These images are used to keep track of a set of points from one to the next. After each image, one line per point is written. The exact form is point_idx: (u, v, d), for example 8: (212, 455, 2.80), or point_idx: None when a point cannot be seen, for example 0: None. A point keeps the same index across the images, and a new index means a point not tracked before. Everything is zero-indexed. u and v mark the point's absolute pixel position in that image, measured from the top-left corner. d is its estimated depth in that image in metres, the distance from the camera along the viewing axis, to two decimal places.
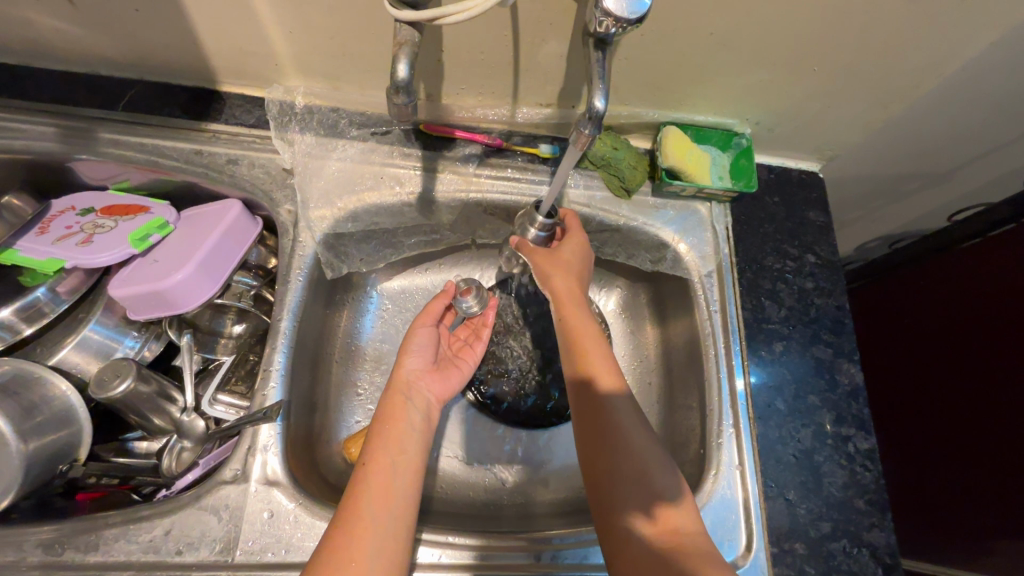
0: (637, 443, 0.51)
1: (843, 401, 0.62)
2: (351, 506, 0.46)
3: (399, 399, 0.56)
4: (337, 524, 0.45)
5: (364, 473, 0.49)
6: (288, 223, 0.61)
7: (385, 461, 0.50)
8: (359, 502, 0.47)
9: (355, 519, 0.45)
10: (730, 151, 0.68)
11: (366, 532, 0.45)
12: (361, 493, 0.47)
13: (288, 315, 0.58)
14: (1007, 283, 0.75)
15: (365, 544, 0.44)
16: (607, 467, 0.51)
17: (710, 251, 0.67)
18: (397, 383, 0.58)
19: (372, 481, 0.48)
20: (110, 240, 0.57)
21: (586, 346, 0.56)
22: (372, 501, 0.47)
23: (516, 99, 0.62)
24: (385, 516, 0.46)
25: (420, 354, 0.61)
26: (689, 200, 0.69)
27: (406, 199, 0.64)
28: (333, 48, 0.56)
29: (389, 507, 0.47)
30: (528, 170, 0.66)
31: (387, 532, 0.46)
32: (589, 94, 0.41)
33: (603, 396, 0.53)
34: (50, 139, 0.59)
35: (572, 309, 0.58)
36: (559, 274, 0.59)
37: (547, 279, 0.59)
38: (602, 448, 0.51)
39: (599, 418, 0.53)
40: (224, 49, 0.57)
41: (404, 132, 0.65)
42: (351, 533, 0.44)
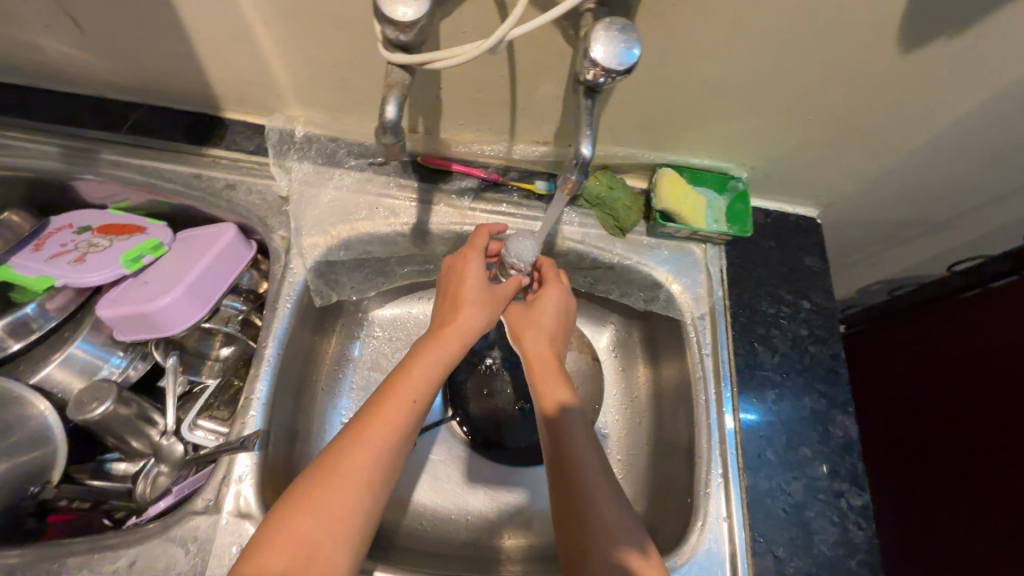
0: (613, 515, 0.49)
1: (836, 454, 0.60)
2: (370, 427, 0.45)
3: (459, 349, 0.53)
4: (351, 437, 0.45)
5: (392, 395, 0.47)
6: (280, 249, 0.61)
7: (422, 398, 0.49)
8: (379, 424, 0.46)
9: (372, 442, 0.45)
10: (726, 195, 0.68)
11: (380, 464, 0.45)
12: (385, 413, 0.46)
13: (273, 341, 0.58)
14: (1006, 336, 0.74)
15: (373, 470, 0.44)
16: (577, 510, 0.49)
17: (704, 294, 0.67)
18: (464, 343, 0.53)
19: (397, 407, 0.47)
20: (102, 260, 0.57)
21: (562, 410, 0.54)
22: (394, 429, 0.46)
23: (513, 136, 0.63)
24: (399, 447, 0.46)
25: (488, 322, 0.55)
26: (684, 241, 0.69)
27: (400, 229, 0.64)
28: (334, 82, 0.57)
29: (406, 439, 0.47)
30: (523, 207, 0.66)
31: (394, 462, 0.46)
32: (577, 142, 0.42)
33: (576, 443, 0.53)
34: (53, 158, 0.60)
35: (543, 372, 0.56)
36: (530, 335, 0.59)
37: (519, 338, 0.59)
38: (573, 517, 0.49)
39: (568, 463, 0.52)
40: (227, 77, 0.58)
41: (402, 163, 0.65)
42: (365, 452, 0.44)
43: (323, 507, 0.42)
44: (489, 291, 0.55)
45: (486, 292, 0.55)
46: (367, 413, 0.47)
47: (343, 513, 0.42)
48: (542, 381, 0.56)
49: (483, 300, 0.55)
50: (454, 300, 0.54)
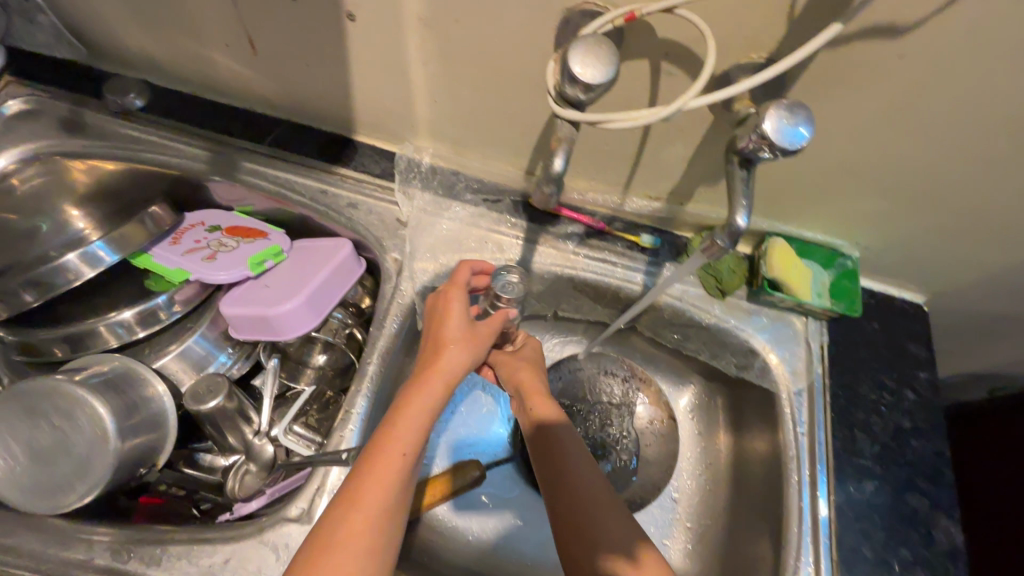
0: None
1: (938, 560, 0.56)
2: (364, 489, 0.43)
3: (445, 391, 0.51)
4: (346, 498, 0.43)
5: (383, 452, 0.45)
6: (392, 270, 0.64)
7: (409, 451, 0.46)
8: (373, 479, 0.44)
9: (368, 502, 0.43)
10: (832, 270, 0.67)
11: (380, 525, 0.42)
12: (378, 470, 0.44)
13: (376, 359, 0.59)
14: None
15: (371, 531, 0.42)
16: (576, 535, 0.49)
17: (802, 369, 0.65)
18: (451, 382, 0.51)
19: (391, 463, 0.45)
20: (231, 260, 0.61)
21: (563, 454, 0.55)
22: (391, 483, 0.44)
23: (628, 188, 0.64)
24: (399, 500, 0.44)
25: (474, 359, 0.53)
26: (785, 312, 0.67)
27: (504, 264, 0.66)
28: (470, 121, 0.60)
29: (403, 493, 0.45)
30: (625, 257, 0.67)
31: (390, 522, 0.43)
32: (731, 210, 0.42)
33: (567, 469, 0.53)
34: (199, 161, 0.65)
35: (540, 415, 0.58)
36: (526, 372, 0.61)
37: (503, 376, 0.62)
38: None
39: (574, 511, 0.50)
40: (370, 105, 0.62)
41: (514, 202, 0.68)
42: (367, 509, 0.42)
43: None
44: (472, 328, 0.54)
45: (467, 331, 0.54)
46: (356, 473, 0.44)
47: None
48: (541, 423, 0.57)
49: (468, 339, 0.53)
50: (435, 343, 0.53)
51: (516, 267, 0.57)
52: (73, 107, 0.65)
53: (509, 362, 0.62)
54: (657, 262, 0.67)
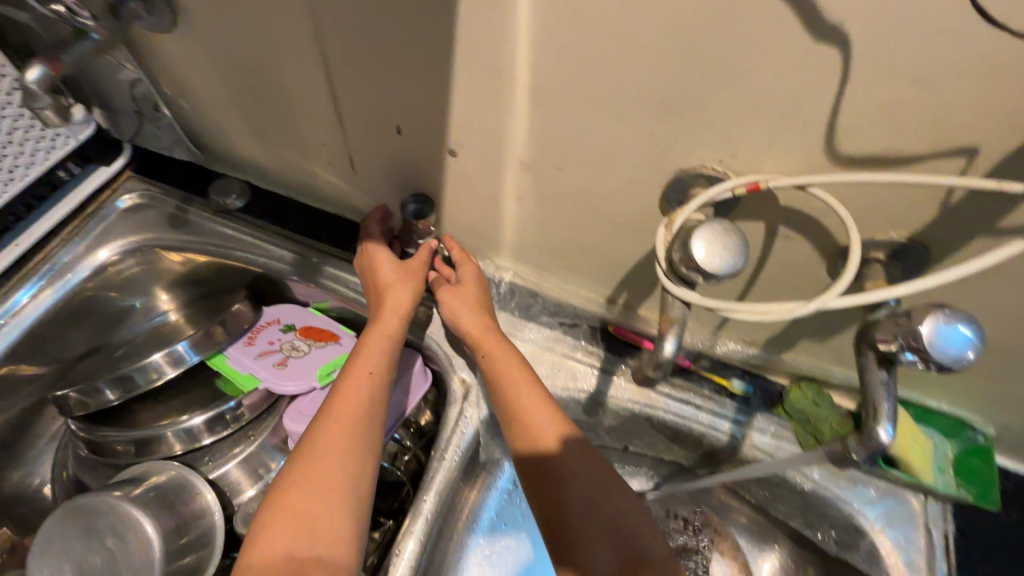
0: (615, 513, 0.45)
1: None
2: (332, 413, 0.48)
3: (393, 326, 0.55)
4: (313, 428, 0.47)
5: (348, 387, 0.49)
6: (458, 393, 0.61)
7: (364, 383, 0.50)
8: (340, 414, 0.48)
9: (335, 426, 0.47)
10: (956, 443, 0.58)
11: (350, 442, 0.46)
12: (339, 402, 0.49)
13: (431, 496, 0.55)
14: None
15: (338, 448, 0.46)
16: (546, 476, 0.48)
17: (922, 563, 0.55)
18: (394, 319, 0.56)
19: (354, 395, 0.49)
20: (300, 369, 0.60)
21: (512, 381, 0.52)
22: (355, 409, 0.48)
23: (719, 329, 0.60)
24: (367, 424, 0.48)
25: (411, 291, 0.57)
26: (898, 486, 0.58)
27: (577, 396, 0.62)
28: (556, 250, 0.59)
29: (376, 411, 0.50)
30: (711, 401, 0.61)
31: (359, 442, 0.47)
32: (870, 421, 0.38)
33: (565, 474, 0.47)
34: (285, 264, 0.66)
35: (493, 345, 0.55)
36: (467, 311, 0.57)
37: (455, 320, 0.57)
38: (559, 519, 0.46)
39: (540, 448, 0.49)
40: (455, 225, 0.62)
41: (592, 328, 0.64)
42: (331, 443, 0.46)
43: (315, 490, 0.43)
44: (401, 266, 0.58)
45: (400, 271, 0.58)
46: (325, 407, 0.49)
47: (335, 490, 0.43)
48: (493, 355, 0.55)
49: (400, 278, 0.58)
50: (378, 292, 0.57)
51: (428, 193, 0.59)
52: (180, 204, 0.68)
53: (455, 305, 0.58)
54: (747, 411, 0.61)
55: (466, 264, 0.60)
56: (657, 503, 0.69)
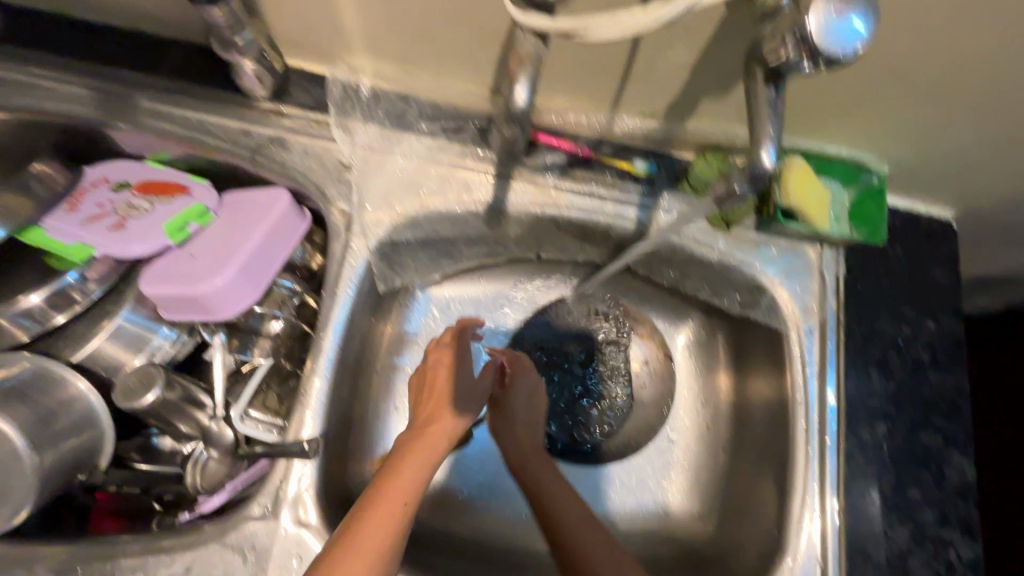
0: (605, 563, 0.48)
1: (949, 499, 0.54)
2: (387, 493, 0.44)
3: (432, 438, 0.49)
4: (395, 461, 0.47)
5: (386, 489, 0.44)
6: (339, 225, 0.54)
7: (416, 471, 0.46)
8: (393, 496, 0.43)
9: (389, 498, 0.43)
10: (854, 189, 0.57)
11: (396, 510, 0.42)
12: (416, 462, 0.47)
13: (330, 334, 0.52)
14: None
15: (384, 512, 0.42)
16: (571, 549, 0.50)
17: (814, 304, 0.58)
18: (428, 436, 0.49)
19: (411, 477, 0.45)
20: (144, 228, 0.51)
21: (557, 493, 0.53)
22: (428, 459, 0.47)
23: (617, 106, 0.53)
24: (416, 500, 0.44)
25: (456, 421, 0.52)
26: (797, 241, 0.59)
27: (474, 209, 0.56)
28: (413, 29, 0.48)
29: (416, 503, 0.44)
30: (615, 188, 0.57)
31: (394, 505, 0.43)
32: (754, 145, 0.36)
33: (560, 527, 0.51)
34: (86, 104, 0.52)
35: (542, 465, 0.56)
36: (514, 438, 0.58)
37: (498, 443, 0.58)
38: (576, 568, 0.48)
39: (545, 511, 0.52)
40: (283, 17, 0.49)
41: (480, 130, 0.56)
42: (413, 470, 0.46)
43: (358, 564, 0.39)
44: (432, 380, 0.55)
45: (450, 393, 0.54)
46: (374, 489, 0.44)
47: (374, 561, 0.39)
48: (527, 474, 0.55)
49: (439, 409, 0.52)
50: (430, 410, 0.53)
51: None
52: None
53: (502, 417, 0.59)
54: (652, 193, 0.57)
55: (519, 374, 0.60)
56: (577, 302, 0.69)
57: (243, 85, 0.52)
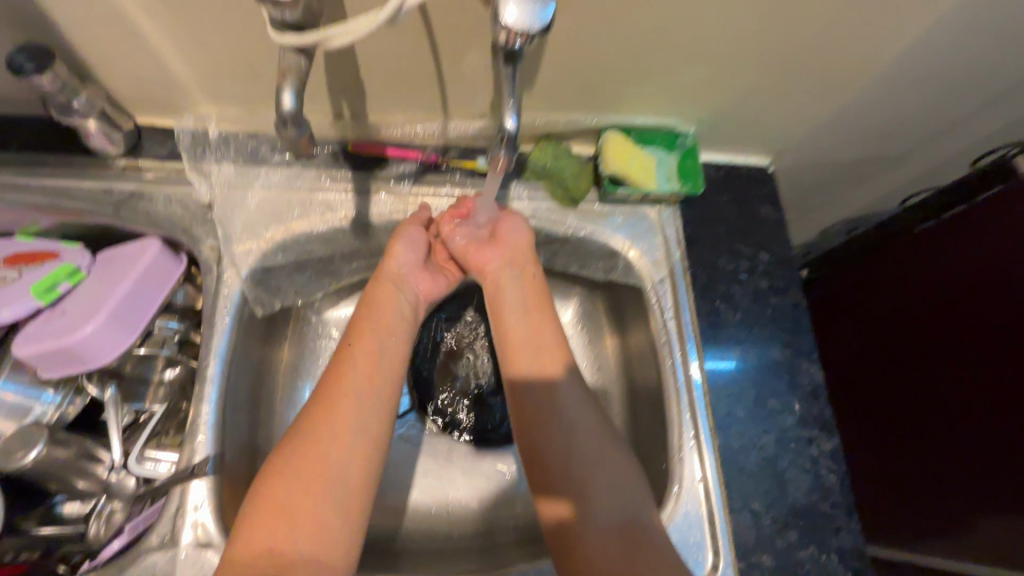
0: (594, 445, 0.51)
1: (803, 402, 0.61)
2: (334, 404, 0.46)
3: (373, 349, 0.51)
4: (341, 348, 0.51)
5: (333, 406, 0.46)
6: (211, 260, 0.57)
7: (358, 384, 0.48)
8: (337, 406, 0.46)
9: (335, 407, 0.46)
10: (676, 152, 0.65)
11: (345, 424, 0.45)
12: (365, 321, 0.53)
13: (215, 360, 0.54)
14: (959, 289, 0.74)
15: (341, 425, 0.45)
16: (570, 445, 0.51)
17: (662, 257, 0.65)
18: (382, 349, 0.51)
19: (356, 390, 0.47)
20: (12, 294, 0.53)
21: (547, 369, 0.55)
22: (376, 348, 0.51)
23: (447, 112, 0.59)
24: (369, 417, 0.47)
25: (399, 328, 0.54)
26: (637, 205, 0.67)
27: (339, 224, 0.60)
28: (241, 74, 0.53)
29: (370, 409, 0.47)
30: (467, 186, 0.63)
31: (355, 430, 0.45)
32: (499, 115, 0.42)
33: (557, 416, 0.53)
34: None
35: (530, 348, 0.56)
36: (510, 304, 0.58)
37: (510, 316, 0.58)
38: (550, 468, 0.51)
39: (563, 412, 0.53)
40: (120, 80, 0.53)
41: (332, 155, 0.61)
42: (356, 367, 0.49)
43: (300, 475, 0.42)
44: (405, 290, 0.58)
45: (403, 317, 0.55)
46: (318, 405, 0.46)
47: (320, 475, 0.42)
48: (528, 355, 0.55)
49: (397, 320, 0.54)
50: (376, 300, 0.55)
51: (36, 46, 0.46)
52: None
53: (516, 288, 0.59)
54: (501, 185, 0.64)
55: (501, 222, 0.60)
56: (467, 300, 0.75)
57: (91, 145, 0.55)
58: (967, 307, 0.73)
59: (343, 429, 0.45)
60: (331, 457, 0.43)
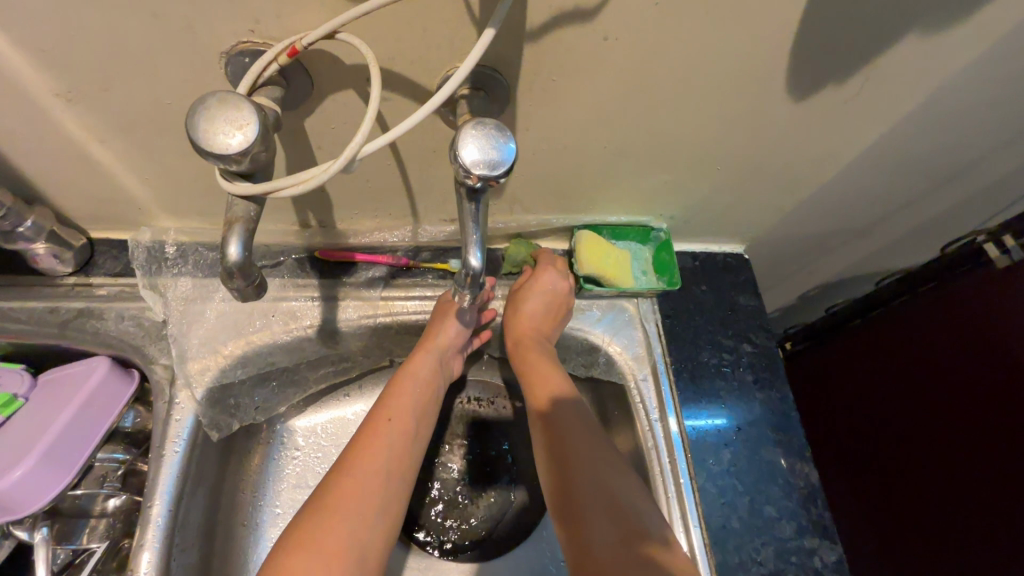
0: (598, 460, 0.52)
1: (801, 506, 0.57)
2: (360, 458, 0.48)
3: (401, 405, 0.53)
4: (380, 413, 0.52)
5: (365, 452, 0.48)
6: (163, 382, 0.53)
7: (381, 445, 0.50)
8: (365, 460, 0.48)
9: (363, 469, 0.48)
10: (650, 245, 0.65)
11: (372, 485, 0.47)
12: (400, 388, 0.55)
13: (161, 499, 0.49)
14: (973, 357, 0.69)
15: (363, 491, 0.46)
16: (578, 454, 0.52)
17: (644, 353, 0.63)
18: (404, 412, 0.53)
19: (382, 447, 0.50)
20: None
21: (543, 374, 0.58)
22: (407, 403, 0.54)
23: (416, 217, 0.59)
24: (389, 478, 0.49)
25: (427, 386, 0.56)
26: (615, 299, 0.65)
27: (304, 334, 0.57)
28: (199, 190, 0.51)
29: (395, 462, 0.50)
30: (440, 288, 0.61)
31: (379, 486, 0.47)
32: (463, 253, 0.40)
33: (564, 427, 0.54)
34: None
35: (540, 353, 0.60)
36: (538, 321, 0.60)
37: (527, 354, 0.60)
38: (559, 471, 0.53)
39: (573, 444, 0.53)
40: (73, 200, 0.51)
41: (298, 261, 0.59)
42: (389, 432, 0.51)
43: (327, 543, 0.42)
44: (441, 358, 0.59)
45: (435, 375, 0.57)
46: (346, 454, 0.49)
47: (345, 543, 0.43)
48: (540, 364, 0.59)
49: (429, 378, 0.57)
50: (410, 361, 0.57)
51: None
52: None
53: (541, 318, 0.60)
54: None
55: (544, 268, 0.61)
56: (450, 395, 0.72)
57: (39, 267, 0.53)
58: (972, 374, 0.70)
59: (375, 485, 0.47)
60: (349, 529, 0.44)
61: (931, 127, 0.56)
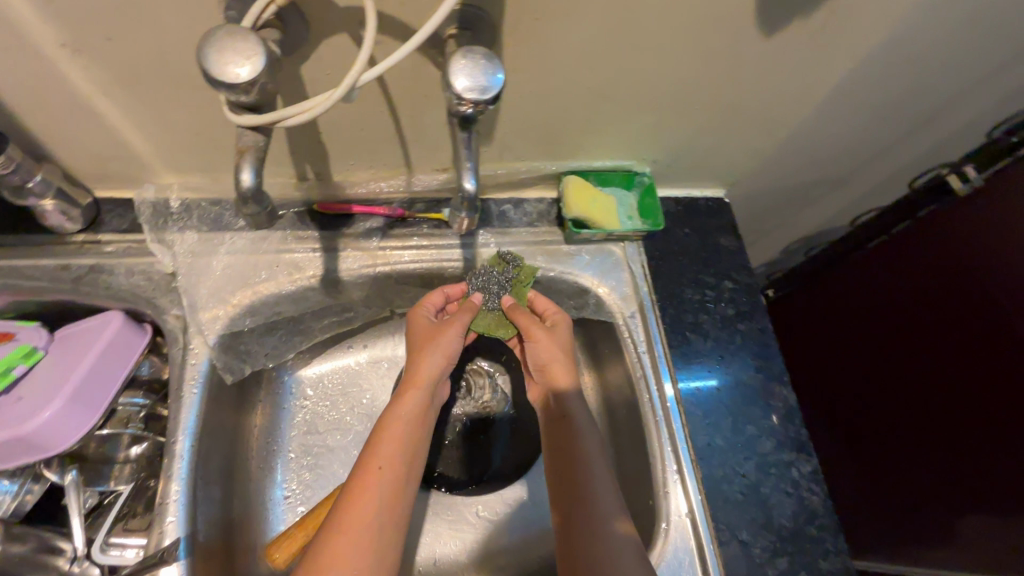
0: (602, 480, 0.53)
1: (780, 424, 0.62)
2: (355, 503, 0.47)
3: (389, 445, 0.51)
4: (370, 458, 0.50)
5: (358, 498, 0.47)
6: (176, 330, 0.56)
7: (373, 491, 0.48)
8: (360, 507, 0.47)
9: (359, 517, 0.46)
10: (635, 190, 0.68)
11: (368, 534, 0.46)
12: (389, 426, 0.52)
13: (183, 434, 0.52)
14: (940, 285, 0.74)
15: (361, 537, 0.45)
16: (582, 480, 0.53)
17: (630, 292, 0.66)
18: (398, 454, 0.51)
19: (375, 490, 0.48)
20: None
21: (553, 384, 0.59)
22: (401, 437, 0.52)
23: (410, 168, 0.61)
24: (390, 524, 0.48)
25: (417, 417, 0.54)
26: (602, 243, 0.68)
27: (308, 283, 0.60)
28: (200, 144, 0.53)
29: (391, 505, 0.48)
30: (434, 237, 0.64)
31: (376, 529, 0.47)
32: (460, 176, 0.43)
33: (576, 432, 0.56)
34: None
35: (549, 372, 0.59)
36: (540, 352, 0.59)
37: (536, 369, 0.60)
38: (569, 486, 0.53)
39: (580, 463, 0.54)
40: (78, 157, 0.53)
41: (298, 214, 0.61)
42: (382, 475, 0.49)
43: None
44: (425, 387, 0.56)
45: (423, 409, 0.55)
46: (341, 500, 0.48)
47: None
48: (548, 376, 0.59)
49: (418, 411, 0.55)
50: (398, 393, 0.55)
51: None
52: None
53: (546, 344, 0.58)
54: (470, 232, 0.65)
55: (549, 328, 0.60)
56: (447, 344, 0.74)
57: (49, 224, 0.55)
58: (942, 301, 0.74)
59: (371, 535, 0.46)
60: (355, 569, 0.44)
61: (895, 64, 0.59)
